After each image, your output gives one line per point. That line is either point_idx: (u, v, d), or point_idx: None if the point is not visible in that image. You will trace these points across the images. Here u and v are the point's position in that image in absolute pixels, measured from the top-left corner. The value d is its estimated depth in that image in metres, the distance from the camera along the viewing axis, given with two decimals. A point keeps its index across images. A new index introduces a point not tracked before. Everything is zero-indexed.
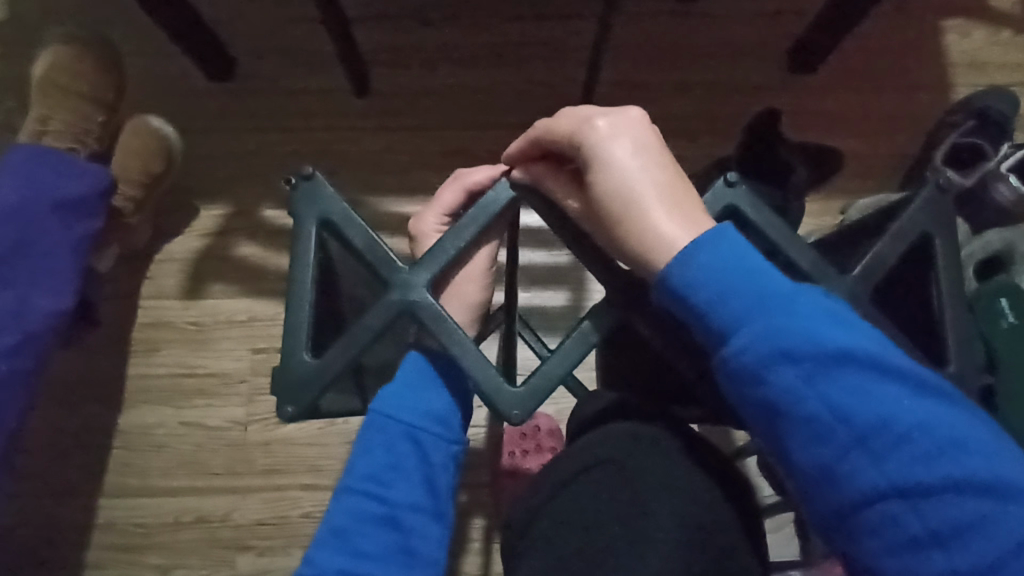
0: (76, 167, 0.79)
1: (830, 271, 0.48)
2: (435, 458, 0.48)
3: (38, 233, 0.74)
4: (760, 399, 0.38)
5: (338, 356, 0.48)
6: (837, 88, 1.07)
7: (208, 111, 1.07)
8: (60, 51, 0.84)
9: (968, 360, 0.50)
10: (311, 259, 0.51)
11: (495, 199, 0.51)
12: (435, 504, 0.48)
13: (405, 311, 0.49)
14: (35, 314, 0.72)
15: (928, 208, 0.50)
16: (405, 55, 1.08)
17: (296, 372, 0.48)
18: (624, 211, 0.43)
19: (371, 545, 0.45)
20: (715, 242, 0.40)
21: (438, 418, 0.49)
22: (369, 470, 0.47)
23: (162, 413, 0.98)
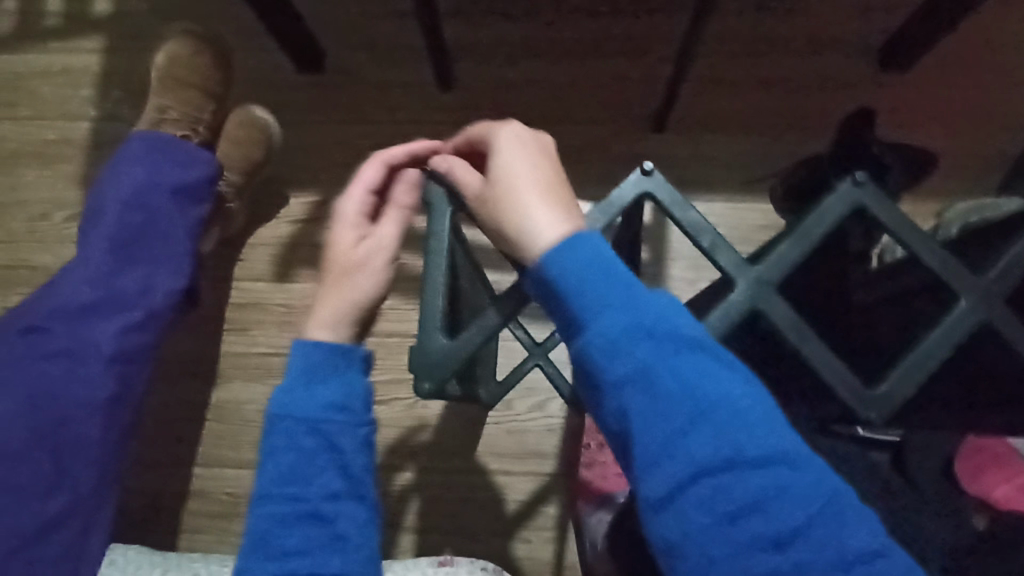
0: (189, 154, 0.83)
1: (961, 270, 0.46)
2: (339, 449, 0.52)
3: (156, 219, 0.79)
4: (650, 513, 0.37)
5: (473, 338, 0.49)
6: (933, 86, 1.04)
7: (300, 102, 1.11)
8: (178, 45, 0.89)
9: None
10: (443, 248, 0.53)
11: (623, 195, 0.48)
12: (354, 489, 0.53)
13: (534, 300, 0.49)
14: (155, 293, 0.77)
15: None
16: (490, 49, 1.10)
17: (433, 349, 0.49)
18: (559, 285, 0.40)
19: (298, 535, 0.51)
20: (643, 342, 0.38)
21: (332, 410, 0.52)
22: (278, 471, 0.51)
23: (254, 389, 1.04)
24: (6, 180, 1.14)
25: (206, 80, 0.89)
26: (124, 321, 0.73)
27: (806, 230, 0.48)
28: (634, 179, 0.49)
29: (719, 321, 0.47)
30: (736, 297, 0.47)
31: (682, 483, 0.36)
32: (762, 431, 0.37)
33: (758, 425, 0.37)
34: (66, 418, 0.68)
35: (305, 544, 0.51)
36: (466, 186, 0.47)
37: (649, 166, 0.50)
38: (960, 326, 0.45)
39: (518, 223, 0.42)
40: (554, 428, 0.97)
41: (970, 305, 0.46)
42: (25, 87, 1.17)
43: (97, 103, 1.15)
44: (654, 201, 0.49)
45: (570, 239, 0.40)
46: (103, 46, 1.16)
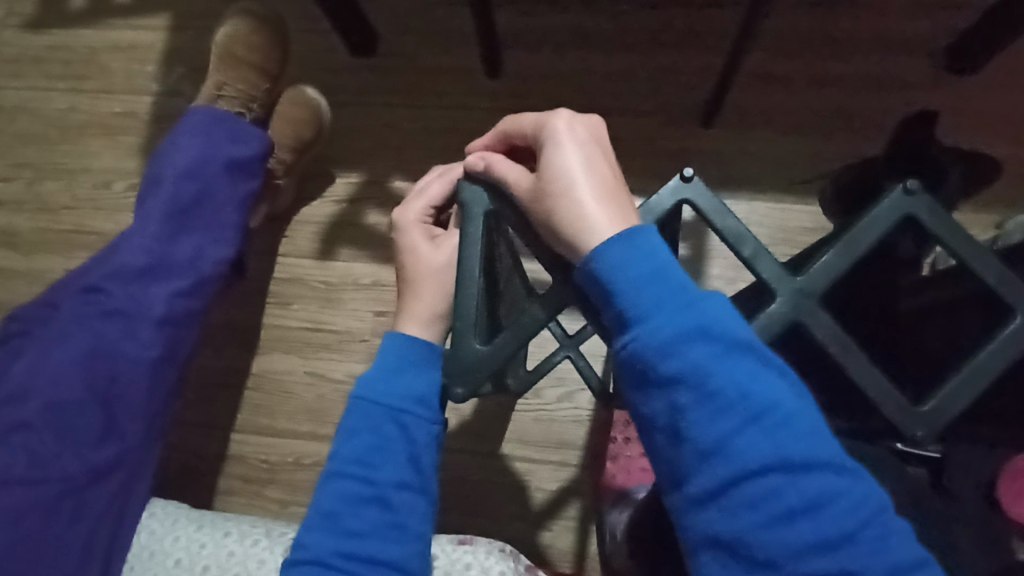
0: (242, 130, 0.87)
1: (1020, 286, 0.43)
2: (415, 440, 0.55)
3: (210, 193, 0.83)
4: (692, 511, 0.37)
5: (508, 344, 0.48)
6: (999, 92, 0.99)
7: (350, 85, 1.14)
8: (236, 23, 0.92)
9: None
10: (476, 246, 0.49)
11: (662, 201, 0.47)
12: (420, 482, 0.55)
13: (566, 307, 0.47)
14: (206, 263, 0.80)
15: None
16: (539, 38, 1.10)
17: (467, 356, 0.48)
18: (611, 282, 0.40)
19: (360, 518, 0.54)
20: (696, 343, 0.38)
21: (416, 401, 0.55)
22: (354, 451, 0.55)
23: (292, 362, 1.07)
24: (74, 149, 1.20)
25: (261, 60, 0.92)
26: (175, 287, 0.77)
27: (855, 241, 0.45)
28: (672, 185, 0.47)
29: (761, 334, 0.45)
30: (776, 308, 0.45)
31: (728, 486, 0.36)
32: (817, 439, 0.36)
33: (812, 432, 0.36)
34: (117, 372, 0.71)
35: (366, 526, 0.54)
36: (513, 180, 0.46)
37: (689, 169, 0.48)
38: (1018, 344, 0.42)
39: (568, 222, 0.42)
40: (582, 420, 0.97)
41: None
42: (95, 60, 1.23)
43: (160, 79, 1.20)
44: (694, 207, 0.47)
45: (625, 238, 0.40)
46: (168, 25, 1.21)
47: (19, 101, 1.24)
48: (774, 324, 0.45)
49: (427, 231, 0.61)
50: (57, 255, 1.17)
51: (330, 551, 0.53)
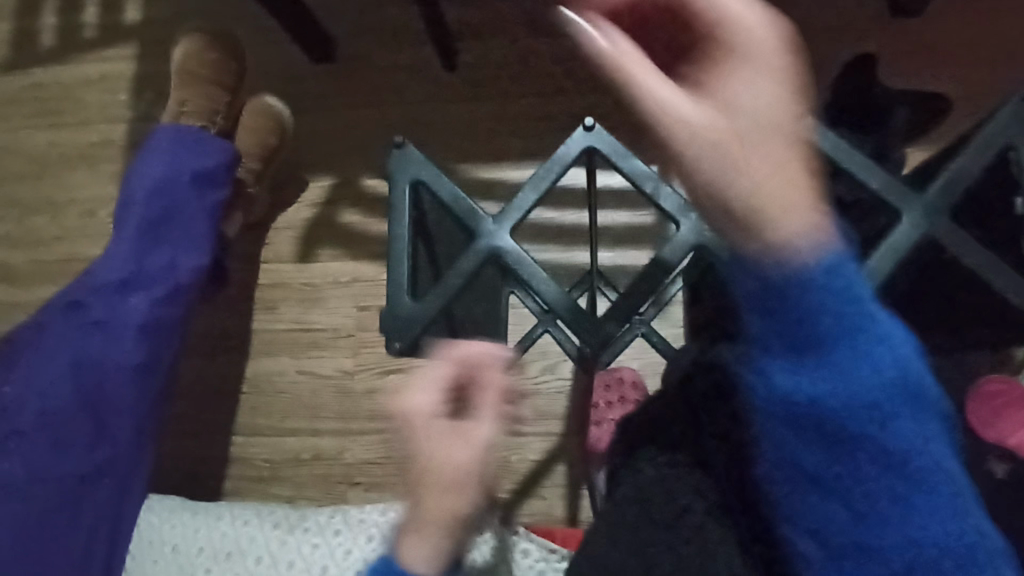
0: (208, 143, 0.91)
1: (903, 190, 0.47)
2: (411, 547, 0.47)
3: (181, 206, 0.87)
4: (787, 465, 0.37)
5: (439, 295, 0.51)
6: (940, 29, 1.02)
7: (313, 91, 1.18)
8: (191, 43, 0.96)
9: None
10: (404, 210, 0.54)
11: (570, 152, 0.53)
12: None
13: (495, 254, 0.51)
14: (182, 271, 0.84)
15: (1013, 116, 0.46)
16: (489, 26, 1.14)
17: (400, 311, 0.51)
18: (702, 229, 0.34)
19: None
20: (842, 301, 0.34)
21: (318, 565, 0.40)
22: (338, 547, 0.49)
23: (283, 363, 1.11)
24: (57, 182, 1.25)
25: (220, 74, 0.96)
26: (152, 296, 0.80)
27: None
28: (578, 136, 0.53)
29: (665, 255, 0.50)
30: None
31: (859, 471, 0.35)
32: (881, 428, 0.35)
33: (862, 422, 0.35)
34: (102, 380, 0.75)
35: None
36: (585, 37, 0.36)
37: (593, 121, 0.54)
38: (902, 241, 0.46)
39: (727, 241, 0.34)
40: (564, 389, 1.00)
41: (912, 221, 0.46)
42: (68, 95, 1.27)
43: (132, 106, 1.25)
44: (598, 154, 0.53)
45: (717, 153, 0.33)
46: (135, 53, 1.26)
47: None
48: (674, 249, 0.50)
49: (449, 403, 0.45)
50: (50, 286, 1.21)
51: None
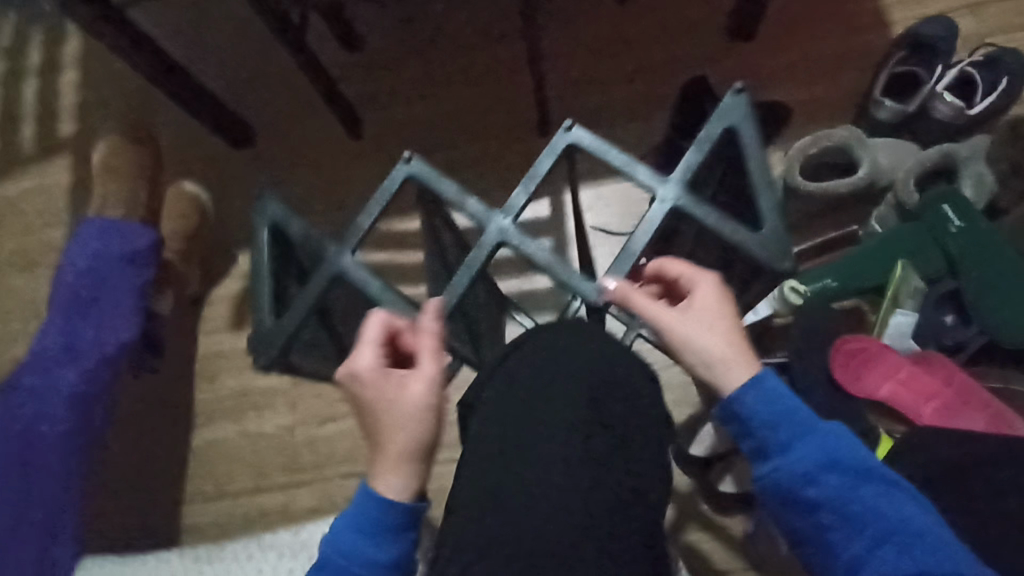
0: (131, 230, 1.00)
1: (654, 179, 0.65)
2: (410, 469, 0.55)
3: (107, 288, 0.96)
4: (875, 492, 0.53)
5: (295, 315, 0.63)
6: (777, 46, 1.16)
7: (234, 174, 1.29)
8: (110, 143, 1.07)
9: (773, 209, 0.63)
10: (265, 250, 0.65)
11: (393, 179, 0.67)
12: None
13: (340, 275, 0.64)
14: (111, 345, 0.93)
15: (728, 112, 0.65)
16: (386, 95, 1.27)
17: (263, 330, 0.63)
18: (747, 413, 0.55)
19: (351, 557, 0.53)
20: (836, 478, 0.53)
21: (385, 557, 0.53)
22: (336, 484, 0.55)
23: (226, 428, 1.16)
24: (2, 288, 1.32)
25: (138, 169, 1.06)
26: (81, 368, 0.90)
27: (537, 177, 0.67)
28: (398, 167, 0.67)
29: (486, 253, 0.66)
30: (493, 233, 0.66)
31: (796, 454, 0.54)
32: (798, 411, 0.55)
33: (804, 420, 0.55)
34: (35, 450, 0.83)
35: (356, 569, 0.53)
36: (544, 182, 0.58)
37: (410, 152, 0.68)
38: (653, 215, 0.64)
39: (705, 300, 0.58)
40: None
41: (662, 200, 0.64)
42: (10, 207, 1.37)
43: (71, 209, 1.34)
44: (416, 179, 0.67)
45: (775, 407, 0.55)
46: (71, 161, 1.36)
47: None
48: (496, 244, 0.66)
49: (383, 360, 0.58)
50: None
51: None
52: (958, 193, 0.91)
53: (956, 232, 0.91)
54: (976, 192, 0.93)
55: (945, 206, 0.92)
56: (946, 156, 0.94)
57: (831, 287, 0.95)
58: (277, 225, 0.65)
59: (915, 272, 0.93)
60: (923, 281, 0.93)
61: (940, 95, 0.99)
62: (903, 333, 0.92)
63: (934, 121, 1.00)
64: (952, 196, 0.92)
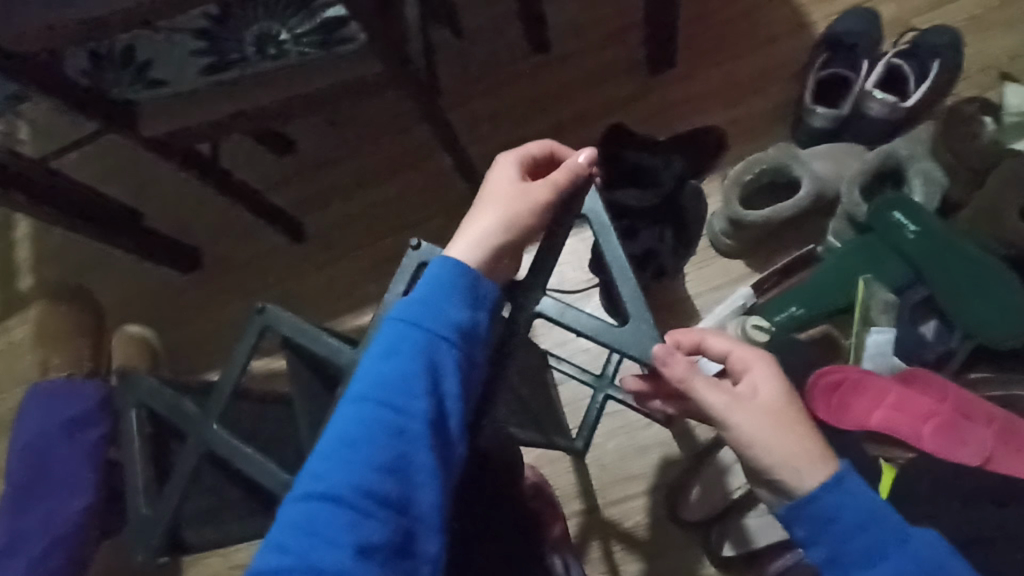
0: (77, 389, 0.97)
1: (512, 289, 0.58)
2: (425, 446, 0.48)
3: (59, 455, 0.93)
4: None
5: (169, 500, 0.59)
6: (698, 72, 1.14)
7: (185, 303, 1.28)
8: (49, 307, 1.07)
9: (639, 305, 0.55)
10: (134, 434, 0.63)
11: (253, 329, 0.61)
12: (366, 534, 0.45)
13: (209, 450, 0.59)
14: (62, 521, 0.89)
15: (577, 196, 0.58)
16: (321, 195, 1.27)
17: (137, 523, 0.60)
18: (828, 512, 0.49)
19: (330, 523, 0.46)
20: None
21: (360, 481, 0.47)
22: (341, 436, 0.48)
23: (213, 565, 1.09)
24: None
25: (77, 325, 1.06)
26: (32, 553, 0.88)
27: (385, 304, 0.57)
28: (254, 319, 0.60)
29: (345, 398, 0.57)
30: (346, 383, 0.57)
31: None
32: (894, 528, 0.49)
33: (896, 535, 0.49)
34: None
35: (332, 550, 0.45)
36: (561, 172, 0.57)
37: (265, 300, 0.61)
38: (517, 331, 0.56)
39: (719, 345, 0.57)
40: None
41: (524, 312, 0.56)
42: None
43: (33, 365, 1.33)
44: (275, 328, 0.60)
45: (851, 498, 0.49)
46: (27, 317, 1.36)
47: None
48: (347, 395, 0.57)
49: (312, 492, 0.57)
50: None
51: (281, 568, 0.45)
52: (906, 198, 0.85)
53: (914, 237, 0.84)
54: (927, 194, 0.87)
55: (895, 212, 0.85)
56: (887, 161, 0.89)
57: (796, 315, 0.89)
58: (149, 401, 0.63)
59: (881, 284, 0.86)
60: (894, 293, 0.86)
61: (871, 93, 0.94)
62: (885, 352, 0.83)
63: (870, 120, 0.95)
64: (899, 202, 0.85)
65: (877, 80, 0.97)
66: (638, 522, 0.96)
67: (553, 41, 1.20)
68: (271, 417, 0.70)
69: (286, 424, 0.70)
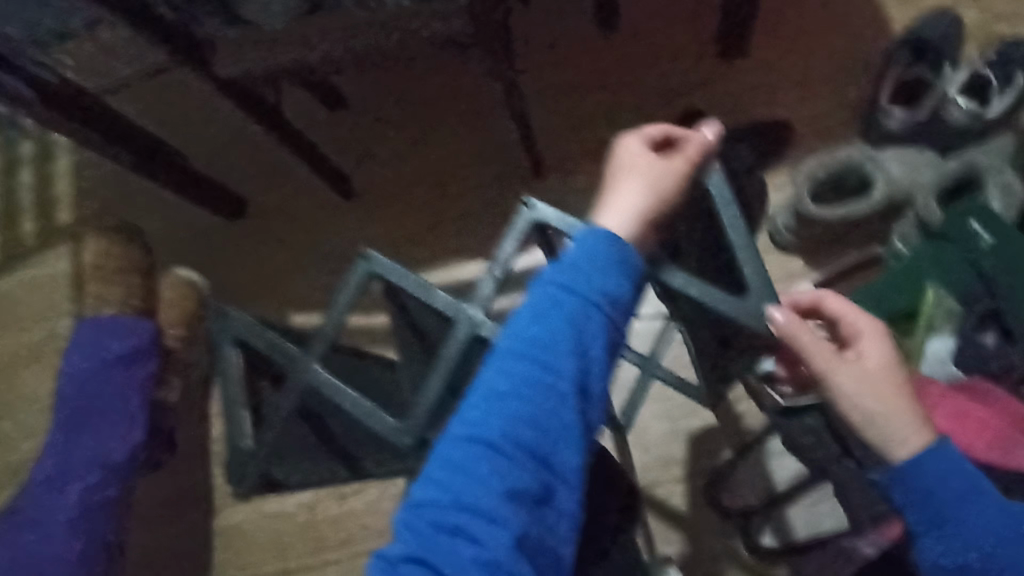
0: (129, 326, 0.97)
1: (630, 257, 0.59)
2: (572, 406, 0.48)
3: (111, 390, 0.93)
4: None
5: (271, 435, 0.62)
6: (774, 60, 1.13)
7: (229, 250, 1.27)
8: (101, 239, 1.04)
9: (762, 281, 0.57)
10: (232, 367, 0.64)
11: (356, 276, 0.61)
12: (515, 481, 0.45)
13: (312, 389, 0.61)
14: (115, 451, 0.91)
15: (705, 171, 0.60)
16: (374, 153, 1.25)
17: (240, 451, 0.63)
18: (926, 476, 0.54)
19: (481, 468, 0.46)
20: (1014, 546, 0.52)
21: (511, 431, 0.47)
22: (491, 388, 0.48)
23: (246, 510, 1.12)
24: None
25: (130, 261, 1.04)
26: (84, 483, 0.89)
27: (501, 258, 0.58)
28: (359, 266, 0.60)
29: (452, 352, 0.57)
30: (455, 336, 0.57)
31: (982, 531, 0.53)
32: (963, 470, 0.54)
33: (984, 495, 0.54)
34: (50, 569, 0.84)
35: (484, 492, 0.45)
36: (699, 147, 0.60)
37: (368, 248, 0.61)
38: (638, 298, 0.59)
39: (835, 307, 0.61)
40: None
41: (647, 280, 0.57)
42: None
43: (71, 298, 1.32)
44: (381, 276, 0.60)
45: (945, 461, 0.54)
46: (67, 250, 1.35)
47: None
48: (456, 347, 0.57)
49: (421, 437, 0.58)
50: None
51: (432, 504, 0.46)
52: (983, 207, 0.85)
53: (989, 248, 0.84)
54: (1005, 203, 0.87)
55: (973, 222, 0.85)
56: (965, 169, 0.90)
57: None
58: (241, 341, 0.64)
59: (948, 292, 0.85)
60: (960, 304, 0.84)
61: (953, 99, 0.95)
62: (943, 360, 0.83)
63: (947, 126, 0.94)
64: (976, 211, 0.85)
65: (960, 88, 0.98)
66: (678, 504, 0.97)
67: (626, 16, 1.18)
68: (345, 368, 0.70)
69: (359, 376, 0.71)
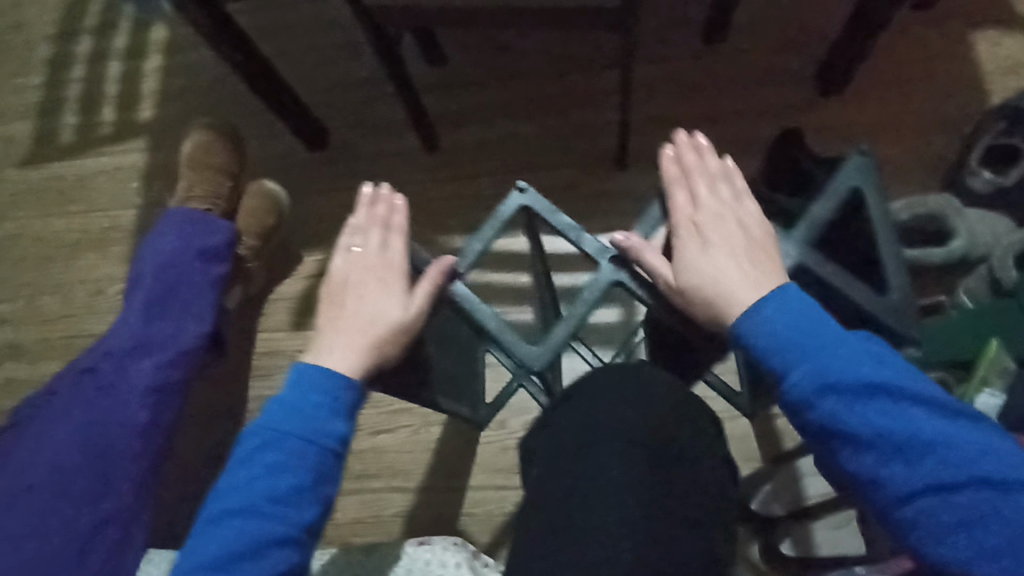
0: (210, 223, 1.00)
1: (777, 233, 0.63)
2: (321, 472, 0.58)
3: (186, 278, 0.96)
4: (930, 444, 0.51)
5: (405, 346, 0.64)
6: (869, 104, 1.17)
7: (304, 175, 1.29)
8: (203, 136, 1.09)
9: (903, 282, 0.63)
10: None
11: (508, 205, 0.66)
12: (283, 530, 0.56)
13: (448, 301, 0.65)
14: (186, 337, 0.92)
15: (858, 168, 0.64)
16: (465, 113, 1.28)
17: None
18: (789, 349, 0.54)
19: (240, 521, 0.56)
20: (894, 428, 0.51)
21: (272, 495, 0.56)
22: (240, 459, 0.58)
23: None
24: (68, 265, 1.34)
25: (222, 163, 1.08)
26: (159, 361, 0.88)
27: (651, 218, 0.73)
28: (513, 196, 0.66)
29: (591, 295, 0.62)
30: (599, 275, 0.63)
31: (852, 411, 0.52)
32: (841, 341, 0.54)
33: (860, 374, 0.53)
34: (112, 441, 0.81)
35: (233, 539, 0.56)
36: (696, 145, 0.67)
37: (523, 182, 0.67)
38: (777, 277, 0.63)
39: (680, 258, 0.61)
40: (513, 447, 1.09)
41: (795, 258, 0.62)
42: (84, 185, 1.38)
43: (142, 193, 1.36)
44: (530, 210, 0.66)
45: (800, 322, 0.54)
46: (146, 146, 1.38)
47: (17, 229, 1.38)
48: (599, 285, 0.62)
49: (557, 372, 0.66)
50: (56, 360, 1.28)
51: (218, 546, 0.56)
52: None
53: None
54: None
55: None
56: None
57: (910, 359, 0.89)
58: None
59: (1007, 350, 0.86)
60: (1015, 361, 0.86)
61: None
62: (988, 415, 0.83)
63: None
64: None
65: None
66: None
67: (734, 33, 1.22)
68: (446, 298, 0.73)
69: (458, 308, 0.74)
